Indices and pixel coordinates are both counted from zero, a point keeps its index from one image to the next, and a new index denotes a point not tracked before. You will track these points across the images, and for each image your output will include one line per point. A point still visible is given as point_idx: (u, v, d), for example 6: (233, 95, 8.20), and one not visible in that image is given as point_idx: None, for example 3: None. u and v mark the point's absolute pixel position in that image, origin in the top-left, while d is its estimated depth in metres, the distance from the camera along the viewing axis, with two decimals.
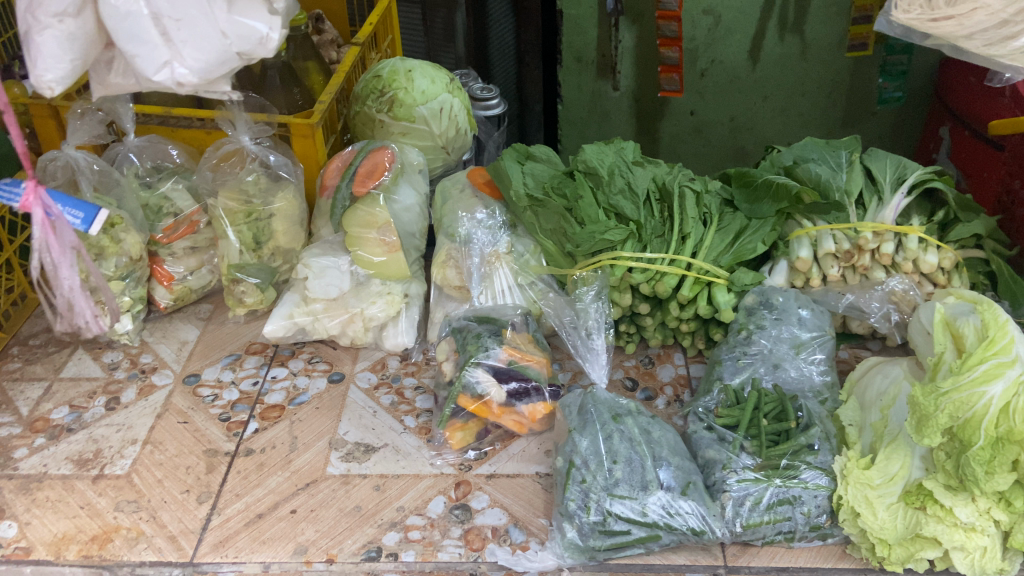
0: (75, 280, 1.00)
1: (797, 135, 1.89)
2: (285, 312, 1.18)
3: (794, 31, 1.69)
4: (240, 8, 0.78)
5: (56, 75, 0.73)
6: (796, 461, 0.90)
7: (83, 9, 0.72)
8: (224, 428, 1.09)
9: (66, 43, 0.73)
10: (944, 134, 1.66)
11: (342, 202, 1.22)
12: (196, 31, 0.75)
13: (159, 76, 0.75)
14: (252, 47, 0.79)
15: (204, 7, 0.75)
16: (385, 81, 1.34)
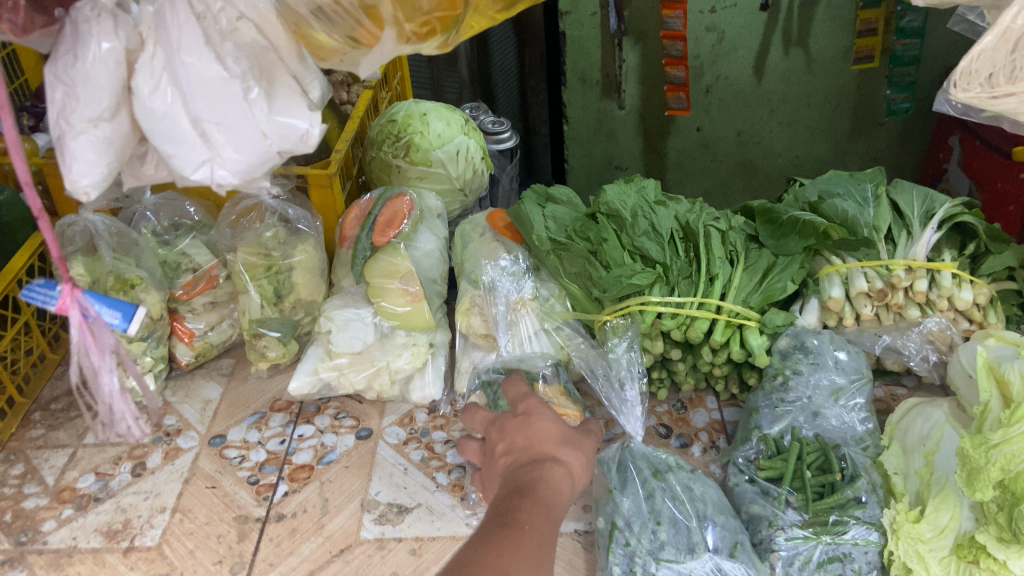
0: None
1: (804, 146, 1.91)
2: (310, 368, 1.15)
3: (798, 45, 1.71)
4: (280, 106, 0.61)
5: (93, 180, 0.58)
6: (844, 516, 0.88)
7: (118, 112, 0.58)
8: (253, 492, 1.06)
9: (102, 147, 0.58)
10: (954, 144, 1.67)
11: (364, 252, 1.20)
12: (234, 133, 0.59)
13: (196, 177, 0.60)
14: (292, 146, 0.62)
15: (243, 105, 0.59)
16: (401, 125, 1.33)
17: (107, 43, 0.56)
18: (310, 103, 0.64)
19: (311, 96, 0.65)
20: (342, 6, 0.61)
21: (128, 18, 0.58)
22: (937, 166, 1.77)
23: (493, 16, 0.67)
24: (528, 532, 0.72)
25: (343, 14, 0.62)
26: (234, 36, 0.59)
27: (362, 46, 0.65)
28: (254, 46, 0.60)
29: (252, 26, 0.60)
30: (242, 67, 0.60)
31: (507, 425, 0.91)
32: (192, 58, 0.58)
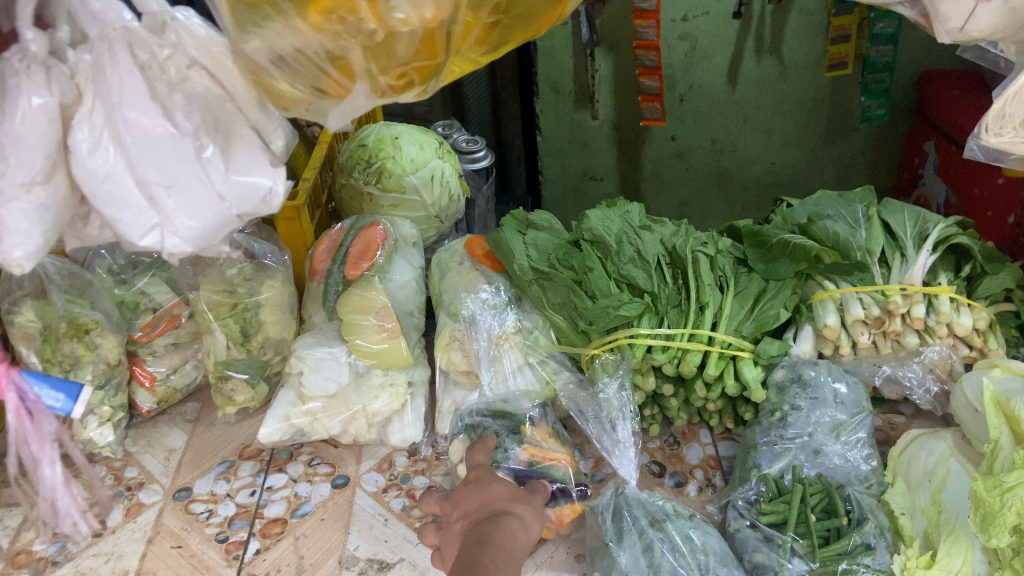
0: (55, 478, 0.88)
1: (780, 153, 1.87)
2: (280, 413, 1.08)
3: (771, 53, 1.67)
4: (239, 165, 0.58)
5: (27, 251, 0.54)
6: (853, 564, 0.83)
7: (53, 174, 0.54)
8: (222, 551, 0.99)
9: (36, 215, 0.54)
10: (929, 149, 1.63)
11: (335, 286, 1.14)
12: (189, 197, 0.56)
13: (145, 243, 0.57)
14: (255, 208, 0.58)
15: (198, 167, 0.56)
16: (372, 150, 1.26)
17: (37, 98, 0.52)
18: (271, 155, 0.60)
19: (273, 148, 0.61)
20: (305, 56, 0.51)
21: (64, 69, 0.54)
22: (912, 171, 1.73)
23: (476, 59, 0.57)
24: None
25: (306, 63, 0.52)
26: (184, 87, 0.56)
27: (328, 97, 0.56)
28: (208, 97, 0.57)
29: (204, 75, 0.57)
30: (194, 123, 0.56)
31: (457, 495, 0.85)
32: (138, 114, 0.54)
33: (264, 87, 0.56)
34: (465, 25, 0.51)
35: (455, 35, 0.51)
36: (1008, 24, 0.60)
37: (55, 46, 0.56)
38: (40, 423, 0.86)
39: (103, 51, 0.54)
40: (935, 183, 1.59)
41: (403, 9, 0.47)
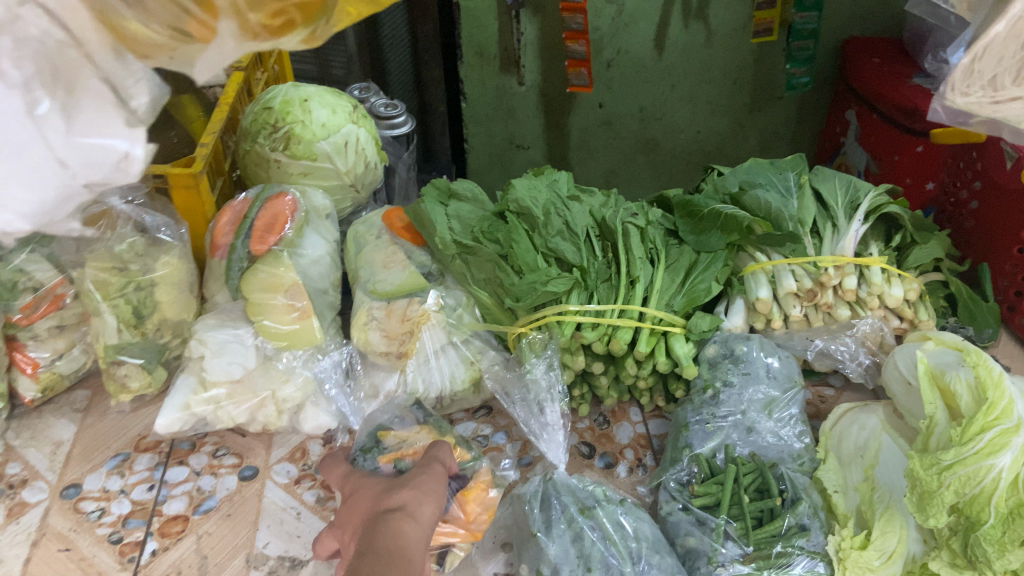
0: None
1: (708, 122, 1.84)
2: (180, 402, 0.99)
3: (698, 17, 1.63)
4: (82, 126, 0.55)
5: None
6: (788, 547, 0.80)
7: None
8: (116, 553, 0.91)
9: None
10: (852, 117, 1.58)
11: (239, 263, 1.04)
12: (24, 163, 0.53)
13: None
14: (106, 174, 0.56)
15: (32, 130, 0.53)
16: (278, 114, 1.16)
17: None
18: (129, 117, 0.57)
19: (135, 105, 0.58)
20: None
21: None
22: (835, 140, 1.69)
23: None
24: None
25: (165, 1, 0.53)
26: (15, 31, 0.51)
27: (194, 40, 0.56)
28: (44, 43, 0.52)
29: (40, 14, 0.52)
30: (25, 72, 0.52)
31: (341, 518, 0.79)
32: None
33: (119, 30, 0.54)
34: None
35: None
36: None
37: None
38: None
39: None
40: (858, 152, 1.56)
41: None
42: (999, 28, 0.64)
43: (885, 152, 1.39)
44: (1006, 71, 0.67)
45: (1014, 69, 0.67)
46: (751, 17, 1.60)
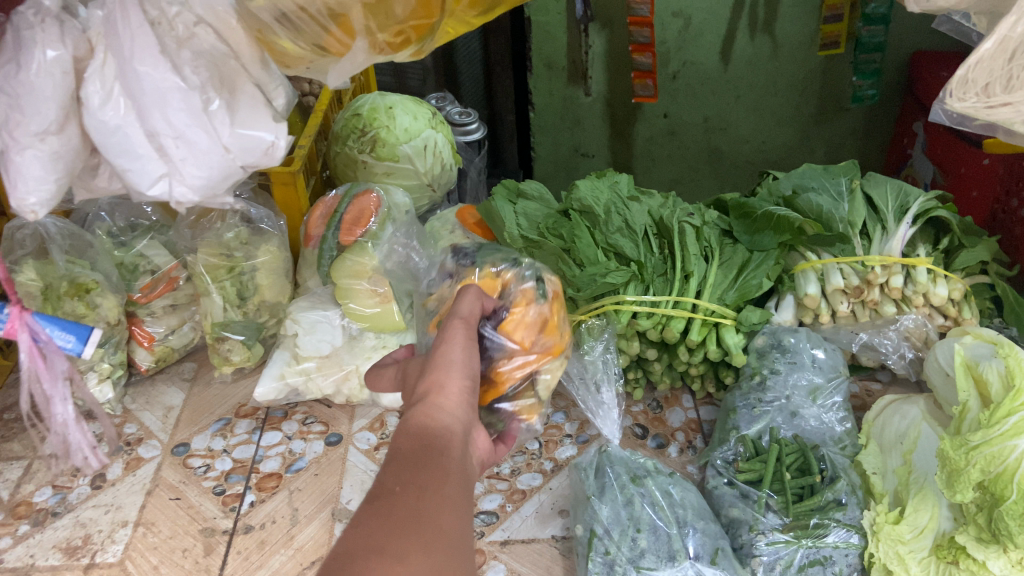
0: (68, 414, 0.87)
1: (773, 132, 1.89)
2: (276, 372, 1.13)
3: (765, 31, 1.69)
4: (243, 118, 0.62)
5: (41, 197, 0.60)
6: (825, 519, 0.87)
7: (66, 124, 0.59)
8: (219, 503, 1.03)
9: (49, 162, 0.59)
10: (918, 130, 1.64)
11: (330, 251, 1.17)
12: (197, 148, 0.61)
13: (154, 191, 0.62)
14: (257, 159, 0.63)
15: (204, 120, 0.60)
16: (366, 120, 1.28)
17: (52, 51, 0.57)
18: (274, 113, 0.65)
19: (275, 104, 0.66)
20: (308, 13, 0.57)
21: (75, 24, 0.60)
22: (902, 152, 1.75)
23: (469, 21, 0.61)
24: (413, 479, 0.57)
25: (308, 21, 0.58)
26: (190, 43, 0.61)
27: (330, 55, 0.62)
28: (214, 53, 0.61)
29: (210, 32, 0.61)
30: (201, 78, 0.61)
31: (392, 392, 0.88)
32: (147, 68, 0.59)
33: (271, 45, 0.63)
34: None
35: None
36: None
37: (67, 3, 0.61)
38: (52, 364, 0.86)
39: (116, 8, 0.59)
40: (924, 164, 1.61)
41: None
42: (989, 46, 0.60)
43: (953, 165, 1.46)
44: (998, 79, 0.62)
45: (1006, 77, 0.62)
46: (816, 31, 1.67)
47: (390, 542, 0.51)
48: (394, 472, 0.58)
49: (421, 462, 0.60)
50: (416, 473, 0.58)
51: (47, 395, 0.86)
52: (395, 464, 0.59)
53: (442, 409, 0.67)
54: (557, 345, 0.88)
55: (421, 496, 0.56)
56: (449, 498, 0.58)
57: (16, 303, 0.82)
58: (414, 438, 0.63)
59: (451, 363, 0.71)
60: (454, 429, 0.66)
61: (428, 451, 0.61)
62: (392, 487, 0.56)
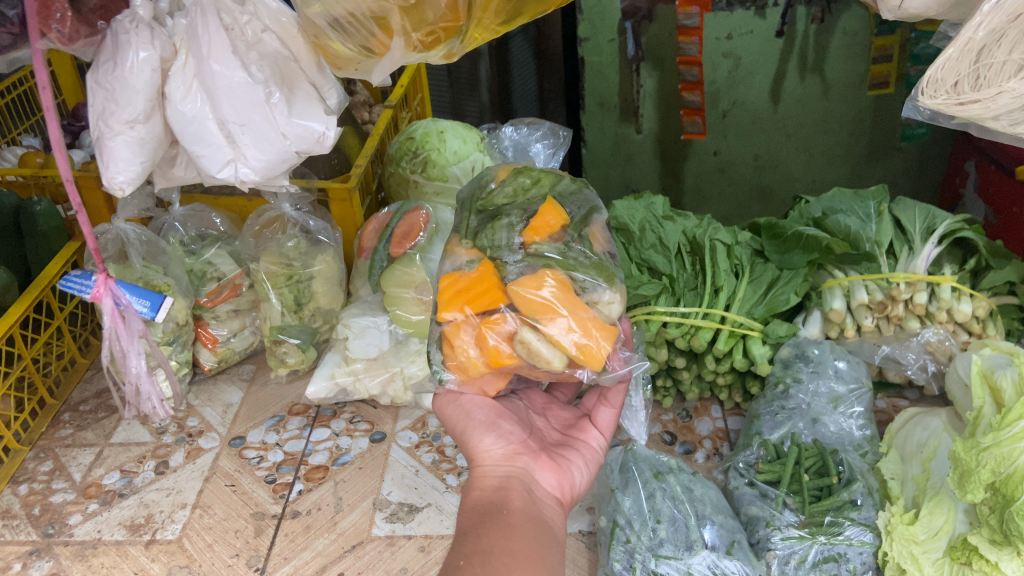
0: (140, 368, 1.03)
1: (823, 171, 1.91)
2: (328, 372, 1.22)
3: (814, 71, 1.73)
4: (299, 110, 0.72)
5: (128, 176, 0.70)
6: (840, 518, 0.90)
7: (152, 115, 0.69)
8: (270, 490, 1.11)
9: (136, 146, 0.69)
10: (970, 169, 1.67)
11: (381, 263, 1.25)
12: (259, 134, 0.70)
13: (222, 175, 0.72)
14: (310, 146, 0.72)
15: (265, 110, 0.70)
16: (419, 142, 1.38)
17: (143, 52, 0.67)
18: (326, 108, 0.74)
19: (328, 103, 0.75)
20: (356, 17, 0.60)
21: (164, 31, 0.70)
22: (954, 192, 1.76)
23: (496, 30, 0.65)
24: (472, 548, 0.71)
25: (357, 25, 0.61)
26: (258, 47, 0.70)
27: (374, 55, 0.64)
28: (277, 56, 0.71)
29: (275, 39, 0.71)
30: (265, 75, 0.70)
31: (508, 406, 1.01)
32: (220, 66, 0.68)
33: (324, 47, 0.66)
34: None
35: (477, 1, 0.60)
36: (941, 3, 0.58)
37: (159, 14, 0.71)
38: (130, 324, 0.99)
39: (197, 16, 0.69)
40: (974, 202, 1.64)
41: None
42: (950, 51, 0.56)
43: (1006, 204, 1.49)
44: (965, 77, 0.57)
45: (974, 76, 0.57)
46: (866, 71, 1.70)
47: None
48: (462, 546, 0.71)
49: (479, 531, 0.73)
50: (479, 540, 0.72)
51: (124, 350, 1.00)
52: (462, 540, 0.73)
53: (491, 484, 0.80)
54: (494, 351, 0.80)
55: (486, 560, 0.69)
56: (512, 552, 0.71)
57: (103, 272, 0.95)
58: (475, 514, 0.76)
59: (478, 436, 0.84)
60: (503, 489, 0.79)
61: (485, 521, 0.74)
62: (460, 562, 0.70)
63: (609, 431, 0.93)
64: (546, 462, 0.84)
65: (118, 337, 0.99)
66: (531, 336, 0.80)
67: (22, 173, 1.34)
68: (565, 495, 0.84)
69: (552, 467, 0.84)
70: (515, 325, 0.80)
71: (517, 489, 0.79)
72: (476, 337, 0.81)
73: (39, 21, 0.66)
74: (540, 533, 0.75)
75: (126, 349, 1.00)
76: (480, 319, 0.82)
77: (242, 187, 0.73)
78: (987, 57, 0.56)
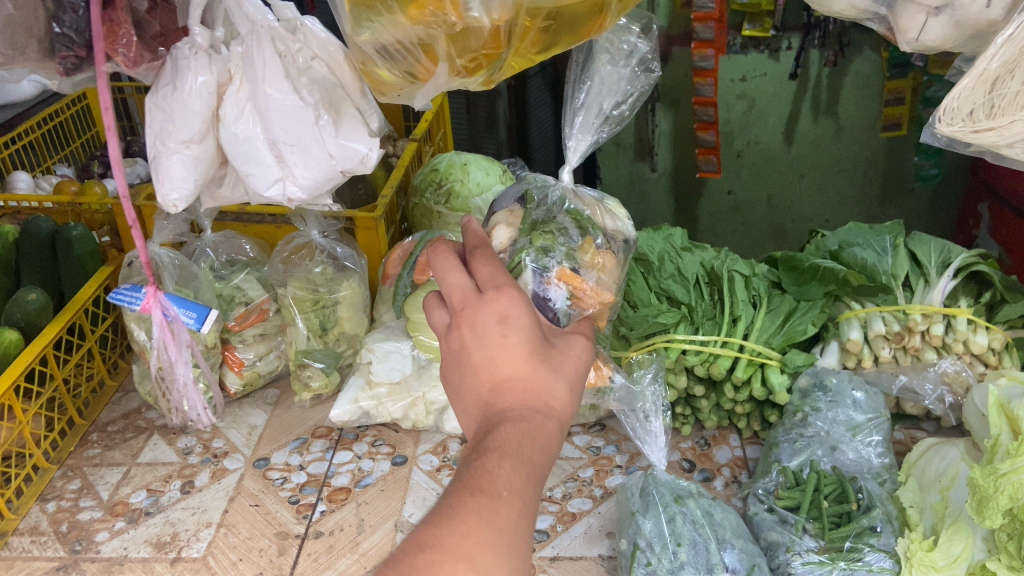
0: (187, 376, 1.13)
1: (836, 211, 1.94)
2: (351, 396, 1.24)
3: (827, 112, 1.76)
4: (345, 131, 0.76)
5: (181, 194, 0.75)
6: (859, 543, 0.91)
7: (207, 135, 0.74)
8: (294, 511, 1.12)
9: (191, 164, 0.74)
10: (983, 210, 1.69)
11: (405, 288, 1.26)
12: (307, 154, 0.74)
13: (270, 193, 0.76)
14: (354, 166, 0.76)
15: (314, 131, 0.74)
16: (443, 174, 1.43)
17: (201, 77, 0.72)
18: (369, 132, 0.78)
19: (371, 127, 0.79)
20: (403, 45, 0.63)
21: (220, 58, 0.75)
22: (968, 232, 1.78)
23: (531, 58, 0.69)
24: (524, 494, 0.59)
25: (402, 52, 0.64)
26: (308, 73, 0.75)
27: (417, 81, 0.68)
28: (325, 82, 0.76)
29: (323, 66, 0.76)
30: (315, 98, 0.75)
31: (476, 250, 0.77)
32: (274, 90, 0.73)
33: (369, 74, 0.70)
34: (523, 27, 0.63)
35: (515, 33, 0.63)
36: (956, 37, 0.61)
37: (214, 42, 0.76)
38: (178, 335, 1.09)
39: (252, 42, 0.73)
40: (988, 242, 1.66)
41: (478, 10, 0.59)
42: (966, 81, 0.59)
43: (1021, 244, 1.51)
44: (981, 105, 0.60)
45: (989, 104, 0.60)
46: (879, 113, 1.73)
47: (480, 547, 0.55)
48: (510, 473, 0.60)
49: (534, 479, 0.61)
50: (527, 483, 0.60)
51: (172, 361, 1.11)
52: (511, 462, 0.61)
53: (557, 433, 0.66)
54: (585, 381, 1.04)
55: (521, 514, 0.58)
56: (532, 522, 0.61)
57: (153, 285, 1.04)
58: (536, 448, 0.63)
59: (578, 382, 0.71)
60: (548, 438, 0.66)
61: (536, 464, 0.62)
62: (501, 494, 0.58)
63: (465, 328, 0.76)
64: None
65: (167, 347, 1.10)
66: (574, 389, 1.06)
67: (58, 200, 1.39)
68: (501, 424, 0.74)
69: None
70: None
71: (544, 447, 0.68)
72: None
73: (107, 46, 0.72)
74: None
75: (174, 359, 1.10)
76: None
77: (289, 205, 0.77)
78: (1001, 87, 0.59)
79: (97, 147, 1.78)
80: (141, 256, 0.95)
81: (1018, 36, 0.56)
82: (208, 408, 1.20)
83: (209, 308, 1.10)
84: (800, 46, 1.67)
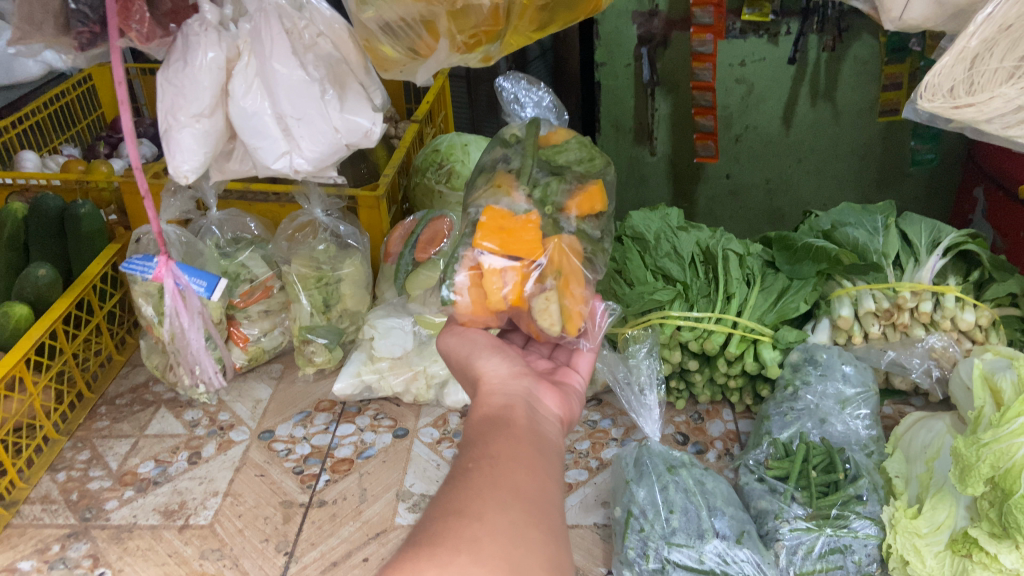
0: (199, 343, 1.14)
1: (834, 196, 1.96)
2: (353, 370, 1.27)
3: (826, 97, 1.78)
4: (350, 107, 0.79)
5: (191, 166, 0.77)
6: (846, 511, 0.94)
7: (216, 109, 0.77)
8: (298, 481, 1.15)
9: (201, 138, 0.76)
10: (979, 194, 1.71)
11: (406, 266, 1.30)
12: (313, 128, 0.77)
13: (277, 166, 0.78)
14: (358, 140, 0.80)
15: (321, 105, 0.77)
16: (444, 154, 1.45)
17: (211, 53, 0.74)
18: (373, 108, 0.82)
19: (374, 103, 0.83)
20: (405, 22, 0.66)
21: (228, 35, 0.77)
22: (963, 216, 1.80)
23: (529, 36, 0.71)
24: (482, 451, 0.67)
25: (405, 29, 0.67)
26: (314, 49, 0.78)
27: (419, 57, 0.71)
28: (331, 59, 0.79)
29: (329, 43, 0.79)
30: (321, 75, 0.78)
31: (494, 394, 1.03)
32: (282, 66, 0.76)
33: (372, 50, 0.72)
34: (521, 6, 0.66)
35: (514, 10, 0.66)
36: (938, 17, 0.65)
37: (221, 20, 0.78)
38: (189, 301, 1.12)
39: (261, 20, 0.76)
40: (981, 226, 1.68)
41: None
42: (946, 59, 0.63)
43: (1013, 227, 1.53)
44: (961, 83, 0.64)
45: (968, 82, 0.64)
46: (877, 98, 1.74)
47: (465, 499, 0.60)
48: (468, 452, 0.68)
49: (487, 437, 0.70)
50: (487, 447, 0.68)
51: (184, 327, 1.13)
52: (469, 448, 0.69)
53: (498, 404, 0.76)
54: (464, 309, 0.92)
55: (494, 465, 0.65)
56: (518, 458, 0.67)
57: (164, 253, 1.06)
58: (484, 423, 0.73)
59: (486, 367, 0.84)
60: (508, 406, 0.76)
61: (490, 431, 0.71)
62: (467, 465, 0.65)
63: (586, 376, 0.94)
64: (549, 392, 0.83)
65: (179, 315, 1.12)
66: (552, 297, 0.91)
67: (65, 179, 1.41)
68: (566, 416, 0.82)
69: (554, 393, 0.84)
70: (551, 283, 0.92)
71: (521, 406, 0.76)
72: (520, 281, 0.89)
73: (119, 23, 0.74)
74: (541, 446, 0.71)
75: (186, 326, 1.12)
76: (523, 264, 0.89)
77: (296, 177, 0.80)
78: (980, 64, 0.63)
79: (101, 128, 1.81)
80: (153, 229, 0.99)
81: (996, 15, 0.60)
82: (219, 373, 1.18)
83: (217, 277, 1.15)
84: (799, 31, 1.68)
